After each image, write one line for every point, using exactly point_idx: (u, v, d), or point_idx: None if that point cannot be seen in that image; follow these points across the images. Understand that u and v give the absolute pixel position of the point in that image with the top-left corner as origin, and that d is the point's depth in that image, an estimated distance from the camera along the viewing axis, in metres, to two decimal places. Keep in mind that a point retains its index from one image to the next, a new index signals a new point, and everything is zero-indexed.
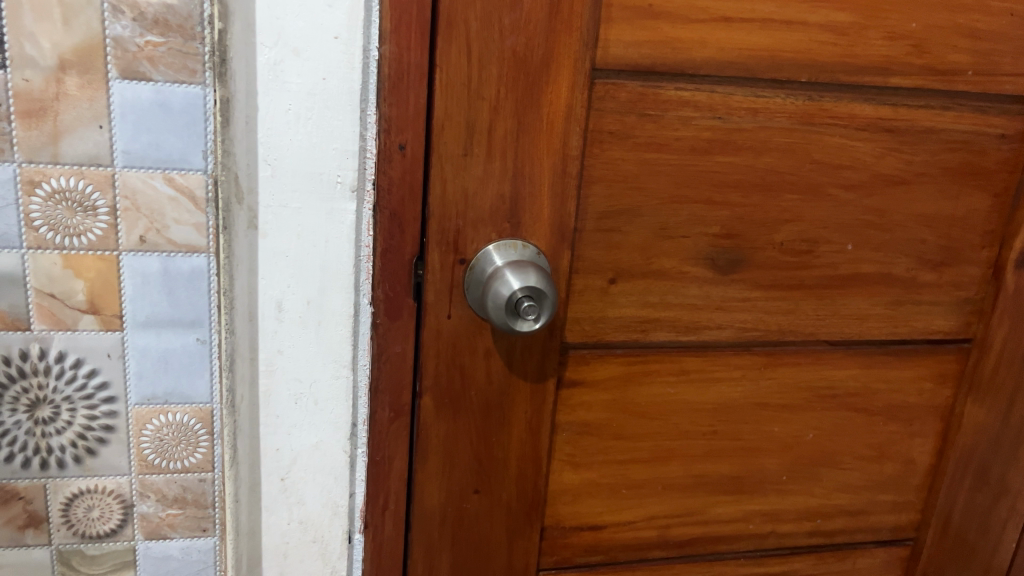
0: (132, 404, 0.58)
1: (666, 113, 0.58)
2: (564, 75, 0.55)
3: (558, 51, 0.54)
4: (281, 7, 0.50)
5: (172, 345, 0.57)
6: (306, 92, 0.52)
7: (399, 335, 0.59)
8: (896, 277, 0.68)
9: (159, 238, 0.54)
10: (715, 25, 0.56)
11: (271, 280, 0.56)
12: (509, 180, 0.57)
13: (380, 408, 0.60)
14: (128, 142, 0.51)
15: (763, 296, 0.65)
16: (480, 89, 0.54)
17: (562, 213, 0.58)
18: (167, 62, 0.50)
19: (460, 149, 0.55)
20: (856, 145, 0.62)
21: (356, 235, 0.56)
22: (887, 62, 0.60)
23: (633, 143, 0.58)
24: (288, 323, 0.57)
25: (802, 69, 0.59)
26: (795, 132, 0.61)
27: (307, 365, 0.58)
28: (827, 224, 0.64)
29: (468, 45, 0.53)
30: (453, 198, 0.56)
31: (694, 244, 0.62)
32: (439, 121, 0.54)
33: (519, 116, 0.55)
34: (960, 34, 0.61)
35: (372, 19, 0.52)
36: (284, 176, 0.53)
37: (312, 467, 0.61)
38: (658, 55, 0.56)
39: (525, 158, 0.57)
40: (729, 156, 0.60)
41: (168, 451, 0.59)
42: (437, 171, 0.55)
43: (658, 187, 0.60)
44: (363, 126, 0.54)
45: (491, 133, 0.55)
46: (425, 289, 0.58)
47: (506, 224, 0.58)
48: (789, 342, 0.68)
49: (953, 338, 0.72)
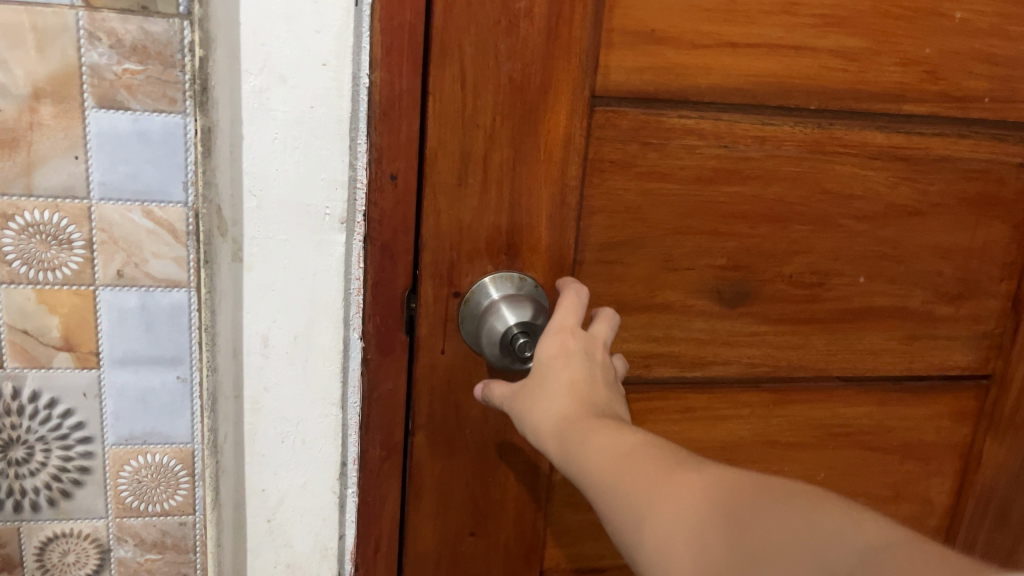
0: (109, 444, 0.59)
1: (669, 141, 0.56)
2: (563, 103, 0.53)
3: (556, 77, 0.52)
4: (265, 32, 0.48)
5: (151, 384, 0.57)
6: (293, 121, 0.50)
7: (391, 371, 0.56)
8: (912, 311, 0.65)
9: (137, 272, 0.55)
10: (720, 51, 0.54)
11: (256, 314, 0.53)
12: (506, 211, 0.55)
13: (371, 447, 0.58)
14: (105, 174, 0.52)
15: (772, 330, 0.63)
16: (475, 117, 0.52)
17: (561, 243, 0.56)
18: (145, 90, 0.51)
19: (455, 179, 0.53)
20: (868, 174, 0.60)
21: (345, 268, 0.54)
22: (900, 88, 0.58)
23: (635, 172, 0.56)
24: (274, 358, 0.54)
25: (811, 96, 0.57)
26: (805, 161, 0.58)
27: (296, 403, 0.56)
28: (839, 256, 0.62)
29: (463, 72, 0.51)
30: (447, 229, 0.54)
31: (699, 276, 0.60)
32: (432, 149, 0.52)
33: (514, 145, 0.53)
34: (977, 59, 0.59)
35: (361, 45, 0.49)
36: (270, 207, 0.51)
37: (299, 508, 0.59)
38: (660, 81, 0.54)
39: (522, 189, 0.54)
40: (735, 185, 0.58)
41: (146, 493, 0.61)
42: (430, 202, 0.53)
43: (661, 217, 0.57)
44: (352, 156, 0.52)
45: (486, 161, 0.53)
46: (417, 322, 0.56)
47: (502, 256, 0.56)
48: (799, 378, 0.65)
49: (971, 374, 0.69)
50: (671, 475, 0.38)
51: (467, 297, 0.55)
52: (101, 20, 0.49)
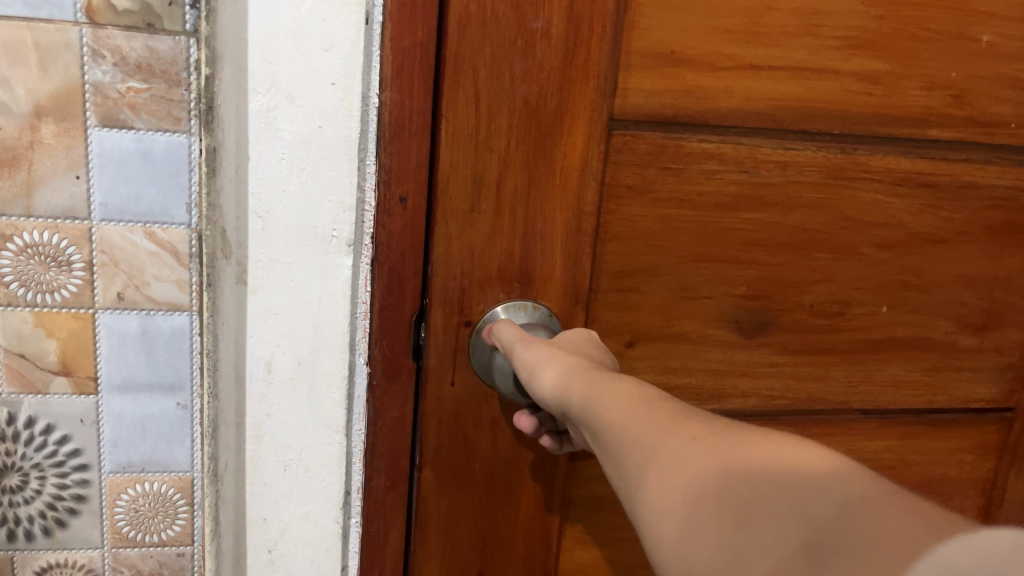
0: (106, 473, 0.57)
1: (688, 166, 0.54)
2: (579, 127, 0.51)
3: (572, 100, 0.51)
4: (274, 51, 0.47)
5: (149, 411, 0.56)
6: (301, 141, 0.48)
7: (397, 399, 0.55)
8: (934, 341, 0.63)
9: (138, 295, 0.54)
10: (741, 73, 0.53)
11: (260, 338, 0.52)
12: (520, 236, 0.53)
13: (376, 475, 0.56)
14: (106, 196, 0.51)
15: (792, 361, 0.61)
16: (489, 140, 0.50)
17: (576, 272, 0.55)
18: (150, 109, 0.50)
19: (467, 205, 0.52)
20: (891, 201, 0.58)
21: (352, 292, 0.53)
22: (924, 113, 0.57)
23: (654, 198, 0.54)
24: (277, 385, 0.53)
25: (834, 120, 0.55)
26: (827, 188, 0.57)
27: (297, 431, 0.55)
28: (860, 285, 0.60)
29: (476, 95, 0.49)
30: (458, 255, 0.53)
31: (717, 305, 0.58)
32: (444, 175, 0.51)
33: (529, 168, 0.52)
34: (1004, 84, 0.57)
35: (372, 65, 0.48)
36: (275, 230, 0.50)
37: (301, 540, 0.57)
38: (680, 104, 0.52)
39: (535, 214, 0.53)
40: (755, 212, 0.56)
41: (143, 523, 0.59)
42: (441, 228, 0.52)
43: (678, 245, 0.56)
44: (360, 177, 0.50)
45: (500, 186, 0.52)
46: (427, 351, 0.54)
47: (515, 283, 0.54)
48: (819, 411, 0.63)
49: (994, 408, 0.67)
50: (671, 415, 0.35)
51: (477, 325, 0.54)
52: (106, 37, 0.48)
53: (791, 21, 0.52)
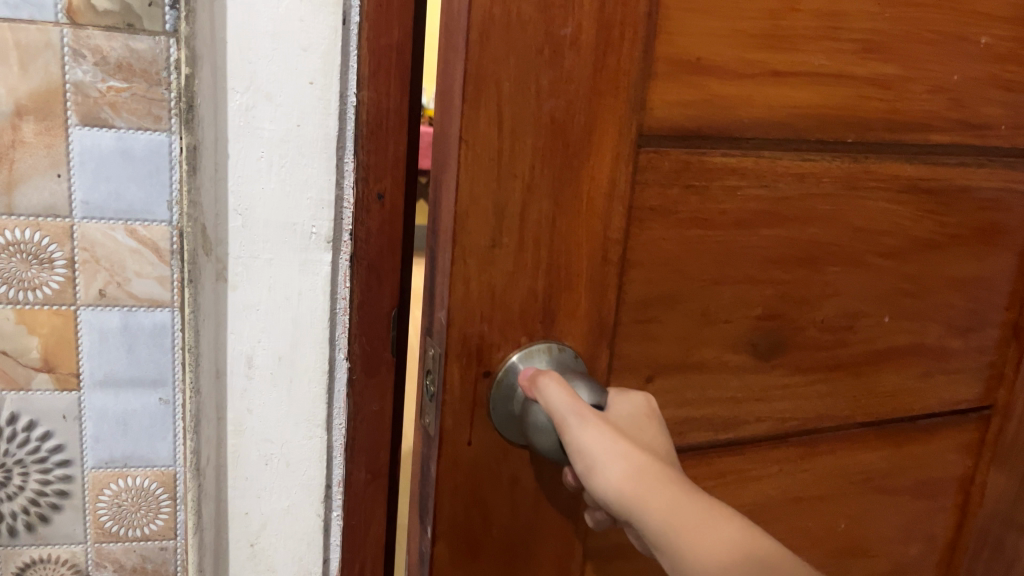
0: (88, 468, 0.58)
1: (711, 184, 0.46)
2: (608, 145, 0.42)
3: (602, 115, 0.41)
4: (253, 51, 0.48)
5: (131, 407, 0.56)
6: (279, 139, 0.50)
7: (377, 394, 0.57)
8: (927, 347, 0.60)
9: (119, 291, 0.54)
10: (761, 81, 0.45)
11: (240, 334, 0.54)
12: (547, 279, 0.43)
13: (357, 470, 0.58)
14: (86, 194, 0.51)
15: (803, 380, 0.55)
16: (513, 165, 0.40)
17: (602, 305, 0.45)
18: (130, 108, 0.50)
19: (486, 238, 0.40)
20: (896, 209, 0.53)
21: (331, 288, 0.54)
22: (927, 119, 0.52)
23: (679, 220, 0.46)
24: (257, 380, 0.55)
25: (848, 129, 0.49)
26: (841, 199, 0.51)
27: (277, 425, 0.56)
28: (864, 296, 0.55)
29: (499, 111, 0.38)
30: (477, 297, 0.41)
31: (736, 328, 0.50)
32: (460, 208, 0.39)
33: (558, 199, 0.42)
34: (995, 85, 0.54)
35: (349, 65, 0.50)
36: (254, 228, 0.52)
37: (283, 533, 0.59)
38: (705, 117, 0.44)
39: (561, 249, 0.43)
40: (775, 227, 0.49)
41: (125, 518, 0.59)
42: (454, 267, 0.40)
43: (699, 267, 0.47)
44: (340, 175, 0.52)
45: (524, 217, 0.41)
46: (438, 414, 0.43)
47: (537, 323, 0.43)
48: (825, 429, 0.58)
49: (975, 407, 0.66)
50: None
51: (498, 380, 0.43)
52: (86, 37, 0.48)
53: (810, 24, 0.45)
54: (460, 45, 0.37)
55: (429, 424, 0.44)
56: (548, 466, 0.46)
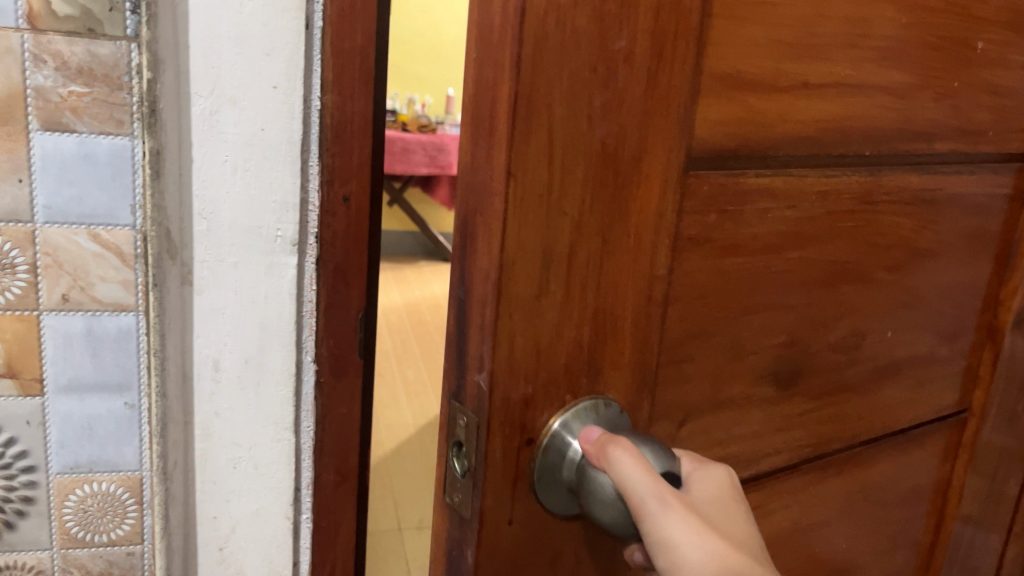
0: (53, 473, 0.53)
1: (746, 207, 0.39)
2: (658, 165, 0.34)
3: (652, 137, 0.34)
4: (216, 56, 0.49)
5: (96, 412, 0.52)
6: (244, 143, 0.51)
7: (344, 395, 0.59)
8: (919, 358, 0.54)
9: (82, 296, 0.50)
10: (796, 94, 0.38)
11: (206, 338, 0.54)
12: (589, 336, 0.35)
13: (325, 471, 0.59)
14: (49, 198, 0.48)
15: (814, 410, 0.48)
16: (562, 202, 0.32)
17: (645, 351, 0.37)
18: (92, 112, 0.47)
19: (534, 288, 0.32)
20: (899, 217, 0.47)
21: (298, 290, 0.55)
22: (930, 125, 0.46)
23: (713, 248, 0.38)
24: (224, 383, 0.55)
25: (869, 139, 0.43)
26: (858, 215, 0.45)
27: (246, 428, 0.56)
28: (876, 313, 0.49)
29: (552, 141, 0.30)
30: (524, 359, 0.33)
31: (762, 360, 0.44)
32: (506, 257, 0.31)
33: (608, 242, 0.34)
34: (986, 87, 0.48)
35: (311, 69, 0.52)
36: (220, 231, 0.52)
37: (252, 536, 0.59)
38: (745, 132, 0.37)
39: (608, 292, 0.35)
40: (800, 248, 0.42)
41: (92, 523, 0.55)
42: (502, 327, 0.32)
43: (726, 299, 0.40)
44: (304, 178, 0.53)
45: (572, 259, 0.33)
46: (481, 487, 0.33)
47: (581, 375, 0.35)
48: (833, 453, 0.52)
49: (953, 412, 0.60)
50: None
51: (545, 446, 0.34)
52: (47, 42, 0.45)
53: (841, 29, 0.38)
54: (510, 61, 0.29)
55: (464, 501, 0.34)
56: (605, 535, 0.38)
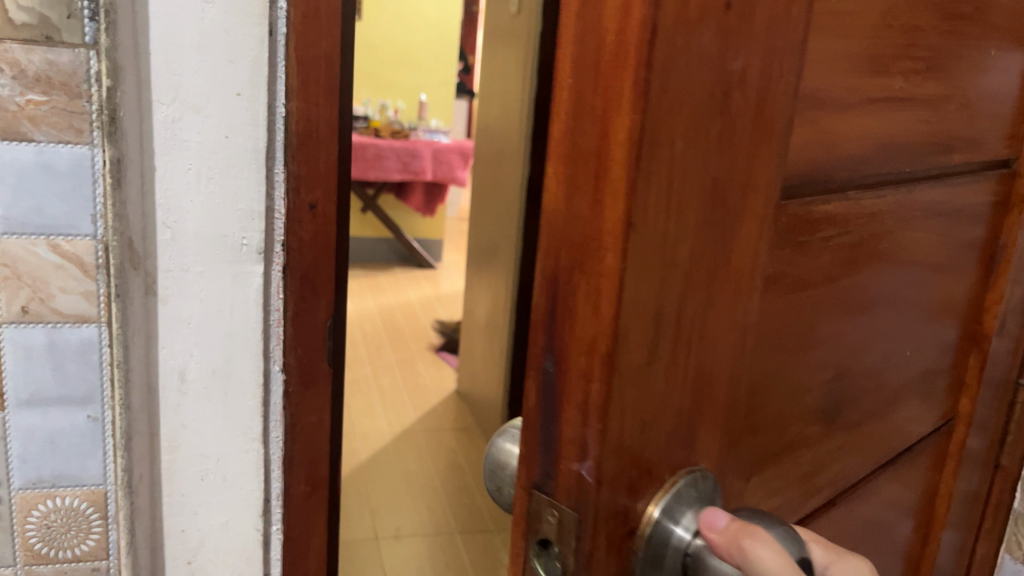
0: (14, 489, 0.51)
1: (815, 239, 0.33)
2: (761, 196, 0.28)
3: (757, 162, 0.27)
4: (178, 63, 0.49)
5: (58, 426, 0.50)
6: (208, 151, 0.51)
7: (314, 405, 0.58)
8: (926, 373, 0.50)
9: (42, 308, 0.48)
10: (859, 111, 0.33)
11: (172, 349, 0.53)
12: (688, 414, 0.28)
13: (295, 482, 0.59)
14: (7, 209, 0.46)
15: (851, 438, 0.43)
16: (678, 249, 0.25)
17: (728, 410, 0.31)
18: (50, 121, 0.45)
19: (646, 355, 0.25)
20: (923, 230, 0.42)
21: (265, 299, 0.55)
22: (951, 138, 0.42)
23: (787, 287, 0.32)
24: (191, 394, 0.54)
25: (905, 156, 0.38)
26: (892, 237, 0.40)
27: (214, 438, 0.56)
28: (899, 332, 0.44)
29: (674, 177, 0.24)
30: (630, 443, 0.26)
31: (813, 399, 0.38)
32: (623, 322, 0.24)
33: (714, 300, 0.28)
34: (991, 97, 0.45)
35: (275, 76, 0.52)
36: (185, 239, 0.52)
37: (221, 548, 0.58)
38: (817, 156, 0.31)
39: (708, 350, 0.28)
40: (852, 276, 0.37)
41: (56, 539, 0.52)
42: (612, 409, 0.25)
43: (795, 340, 0.34)
44: (269, 186, 0.53)
45: (681, 317, 0.26)
46: None
47: (676, 451, 0.28)
48: (859, 483, 0.47)
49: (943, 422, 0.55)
50: None
51: (649, 539, 0.27)
52: (3, 50, 0.44)
53: (895, 43, 0.34)
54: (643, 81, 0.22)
55: None
56: None
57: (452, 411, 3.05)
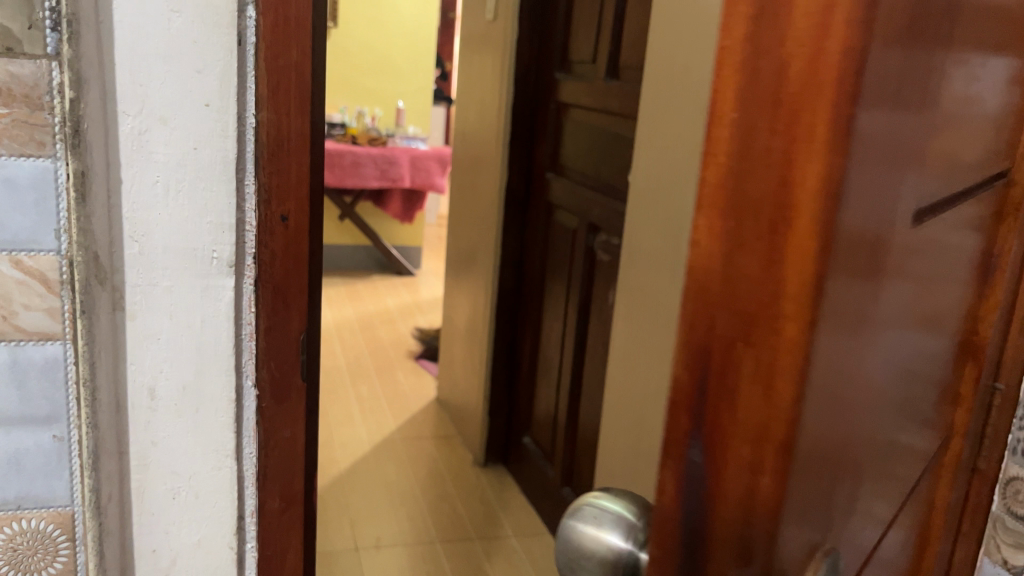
0: None
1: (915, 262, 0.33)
2: (890, 218, 0.27)
3: (893, 186, 0.27)
4: (144, 73, 0.48)
5: (22, 445, 0.48)
6: (176, 163, 0.50)
7: (288, 419, 0.57)
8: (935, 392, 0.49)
9: (2, 325, 0.47)
10: (944, 128, 0.33)
11: (141, 366, 0.52)
12: (825, 454, 0.27)
13: (270, 498, 0.58)
14: None
15: (897, 471, 0.42)
16: (847, 284, 0.24)
17: (841, 449, 0.30)
18: (10, 134, 0.44)
19: (815, 397, 0.24)
20: (959, 245, 0.42)
21: (236, 313, 0.54)
22: (983, 148, 0.42)
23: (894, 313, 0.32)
24: (162, 411, 0.53)
25: (963, 169, 0.38)
26: (943, 254, 0.39)
27: (184, 456, 0.55)
28: (928, 353, 0.43)
29: (856, 213, 0.23)
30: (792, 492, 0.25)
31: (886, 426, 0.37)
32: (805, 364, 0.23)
33: (856, 341, 0.28)
34: (1012, 98, 0.45)
35: (244, 86, 0.50)
36: (153, 253, 0.51)
37: (194, 568, 0.57)
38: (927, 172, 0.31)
39: (842, 381, 0.28)
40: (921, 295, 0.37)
41: (22, 563, 0.51)
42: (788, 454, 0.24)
43: (889, 366, 0.34)
44: (239, 198, 0.52)
45: (837, 353, 0.25)
46: None
47: (813, 489, 0.28)
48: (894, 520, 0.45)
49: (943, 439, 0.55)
50: None
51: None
52: None
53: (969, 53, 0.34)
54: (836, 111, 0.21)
55: None
56: None
57: (432, 419, 3.05)
